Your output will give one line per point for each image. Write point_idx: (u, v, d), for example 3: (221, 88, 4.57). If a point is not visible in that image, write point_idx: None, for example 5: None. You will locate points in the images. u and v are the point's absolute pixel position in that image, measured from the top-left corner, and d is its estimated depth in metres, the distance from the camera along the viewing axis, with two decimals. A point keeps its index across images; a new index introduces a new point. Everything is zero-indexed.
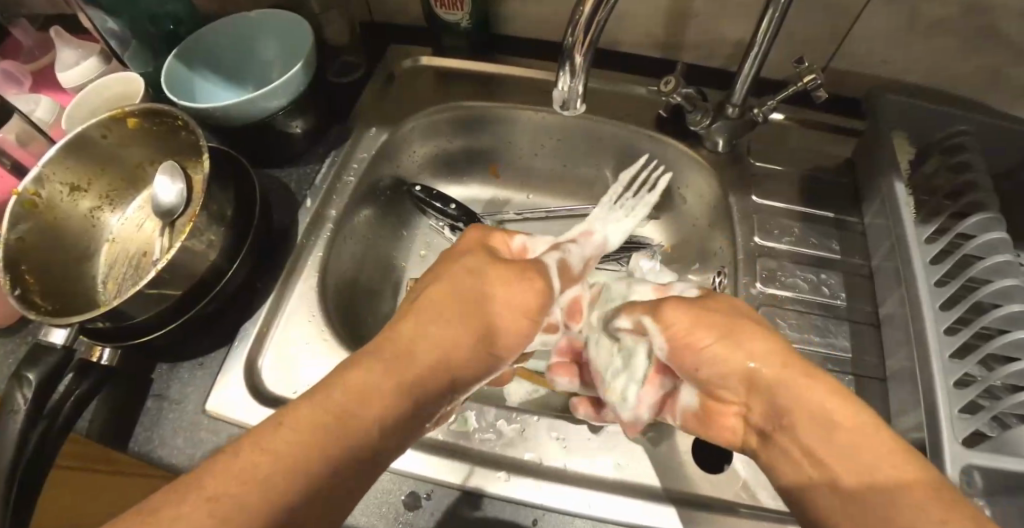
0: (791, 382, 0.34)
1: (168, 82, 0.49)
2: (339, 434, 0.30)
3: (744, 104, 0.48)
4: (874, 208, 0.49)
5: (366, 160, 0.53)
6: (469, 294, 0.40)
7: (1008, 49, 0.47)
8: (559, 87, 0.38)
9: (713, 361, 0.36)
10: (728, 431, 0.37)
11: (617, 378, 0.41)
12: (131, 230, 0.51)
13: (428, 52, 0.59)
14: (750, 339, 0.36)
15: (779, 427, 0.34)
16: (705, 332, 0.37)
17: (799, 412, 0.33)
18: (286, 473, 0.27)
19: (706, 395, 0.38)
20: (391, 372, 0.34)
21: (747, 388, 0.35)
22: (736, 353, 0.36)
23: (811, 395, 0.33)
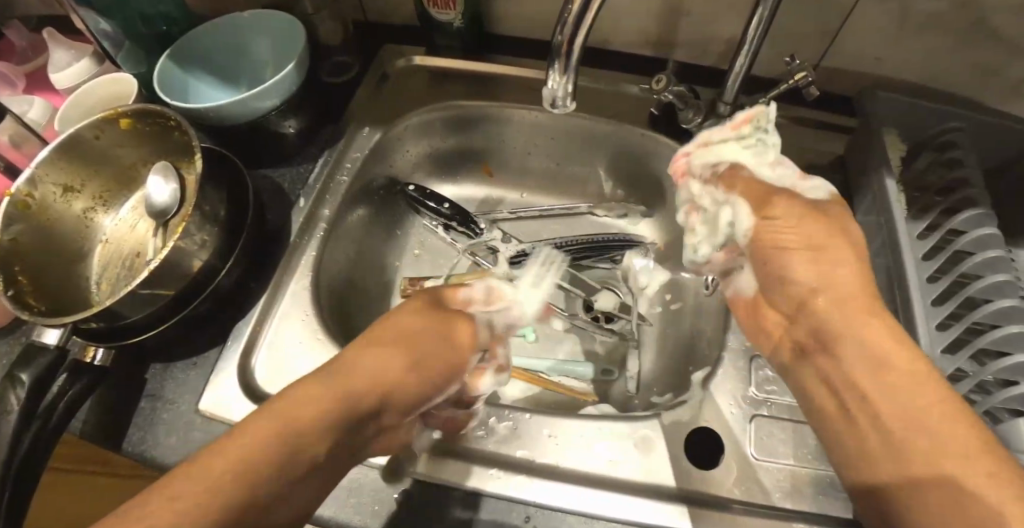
0: (861, 308, 0.37)
1: (160, 82, 0.49)
2: (279, 451, 0.31)
3: (736, 102, 0.48)
4: (865, 205, 0.49)
5: (359, 159, 0.53)
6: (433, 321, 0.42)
7: (998, 45, 0.47)
8: (550, 85, 0.38)
9: (806, 267, 0.40)
10: (767, 333, 0.42)
11: (696, 247, 0.46)
12: (125, 231, 0.51)
13: (422, 51, 0.58)
14: (843, 257, 0.39)
15: (822, 350, 0.39)
16: (797, 237, 0.40)
17: (859, 359, 0.36)
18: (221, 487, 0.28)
19: (768, 298, 0.42)
20: (341, 393, 0.35)
21: (802, 309, 0.40)
22: (823, 264, 0.39)
23: (868, 342, 0.36)
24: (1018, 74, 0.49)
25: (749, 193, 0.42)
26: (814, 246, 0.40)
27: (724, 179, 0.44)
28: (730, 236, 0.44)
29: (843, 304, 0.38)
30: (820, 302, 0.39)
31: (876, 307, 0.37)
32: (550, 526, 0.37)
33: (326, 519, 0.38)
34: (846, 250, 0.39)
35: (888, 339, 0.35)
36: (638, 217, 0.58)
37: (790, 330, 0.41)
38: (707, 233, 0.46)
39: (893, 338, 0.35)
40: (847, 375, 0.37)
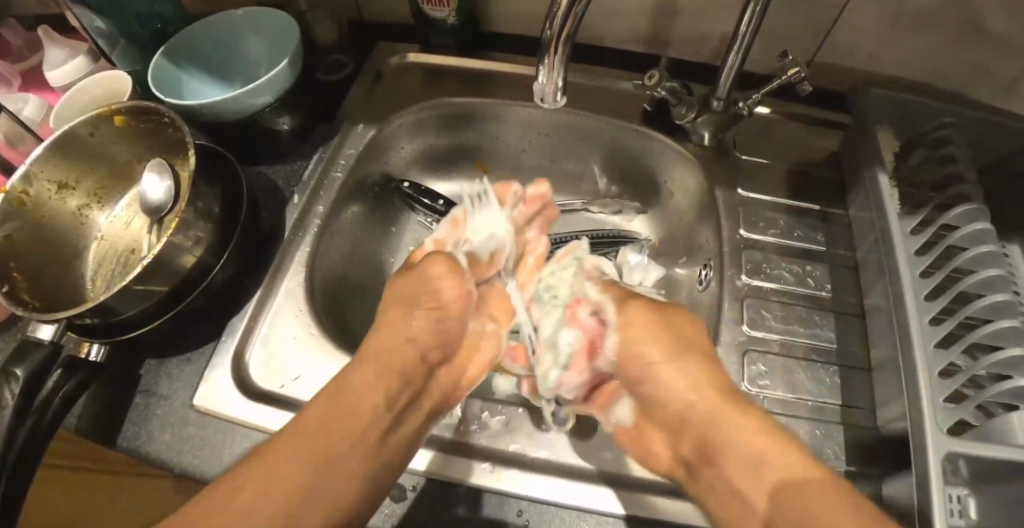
0: (715, 414, 0.39)
1: (155, 79, 0.49)
2: (337, 434, 0.37)
3: (729, 98, 0.48)
4: (858, 200, 0.49)
5: (353, 157, 0.53)
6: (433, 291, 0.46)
7: (990, 41, 0.47)
8: (540, 81, 0.38)
9: (658, 363, 0.42)
10: (656, 456, 0.41)
11: (547, 373, 0.44)
12: (120, 227, 0.51)
13: (416, 49, 0.59)
14: (688, 367, 0.41)
15: (707, 462, 0.39)
16: (653, 350, 0.42)
17: (736, 456, 0.37)
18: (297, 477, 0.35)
19: (654, 419, 0.43)
20: (382, 368, 0.41)
21: (682, 419, 0.41)
22: (670, 376, 0.42)
23: (745, 435, 0.37)
24: (1012, 70, 0.49)
25: (617, 295, 0.46)
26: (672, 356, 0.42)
27: (587, 327, 0.46)
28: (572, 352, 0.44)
29: (710, 411, 0.39)
30: (685, 401, 0.41)
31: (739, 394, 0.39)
32: (541, 521, 0.37)
33: None
34: (671, 350, 0.42)
35: (757, 433, 0.37)
36: (632, 213, 0.58)
37: (676, 450, 0.41)
38: (554, 352, 0.45)
39: (755, 431, 0.37)
40: (735, 487, 0.37)
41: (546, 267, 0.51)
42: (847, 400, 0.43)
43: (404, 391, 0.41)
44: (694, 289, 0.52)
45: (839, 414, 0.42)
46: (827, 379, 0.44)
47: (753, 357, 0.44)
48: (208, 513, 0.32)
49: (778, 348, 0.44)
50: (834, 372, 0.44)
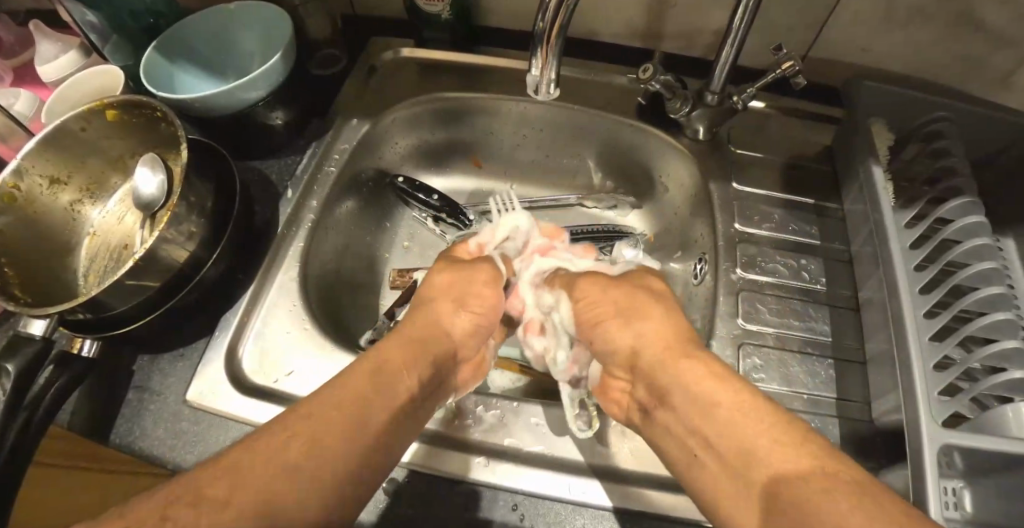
0: (675, 365, 0.37)
1: (147, 74, 0.49)
2: (380, 397, 0.36)
3: (724, 92, 0.48)
4: (852, 194, 0.49)
5: (347, 151, 0.52)
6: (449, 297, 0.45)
7: (985, 36, 0.47)
8: (533, 74, 0.38)
9: (608, 314, 0.42)
10: (615, 403, 0.41)
11: (555, 357, 0.46)
12: (112, 223, 0.51)
13: (410, 43, 0.58)
14: (642, 325, 0.41)
15: (656, 405, 0.37)
16: (605, 308, 0.42)
17: (689, 403, 0.35)
18: (342, 429, 0.34)
19: (609, 370, 0.42)
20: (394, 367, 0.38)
21: (634, 370, 0.40)
22: (626, 331, 0.41)
23: (706, 392, 0.35)
24: (1005, 65, 0.49)
25: (561, 282, 0.47)
26: (622, 309, 0.42)
27: (539, 296, 0.48)
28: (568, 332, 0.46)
29: (660, 354, 0.38)
30: (631, 346, 0.40)
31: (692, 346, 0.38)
32: (536, 515, 0.37)
33: None
34: (622, 299, 0.42)
35: (718, 386, 0.35)
36: (628, 208, 0.58)
37: (632, 393, 0.40)
38: (555, 337, 0.46)
39: (714, 382, 0.35)
40: (698, 431, 0.34)
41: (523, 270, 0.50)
42: (842, 393, 0.43)
43: (435, 371, 0.40)
44: (688, 283, 0.52)
45: (834, 407, 0.42)
46: (822, 372, 0.44)
47: (749, 350, 0.44)
48: (220, 483, 0.30)
49: (773, 341, 0.44)
50: (829, 365, 0.44)
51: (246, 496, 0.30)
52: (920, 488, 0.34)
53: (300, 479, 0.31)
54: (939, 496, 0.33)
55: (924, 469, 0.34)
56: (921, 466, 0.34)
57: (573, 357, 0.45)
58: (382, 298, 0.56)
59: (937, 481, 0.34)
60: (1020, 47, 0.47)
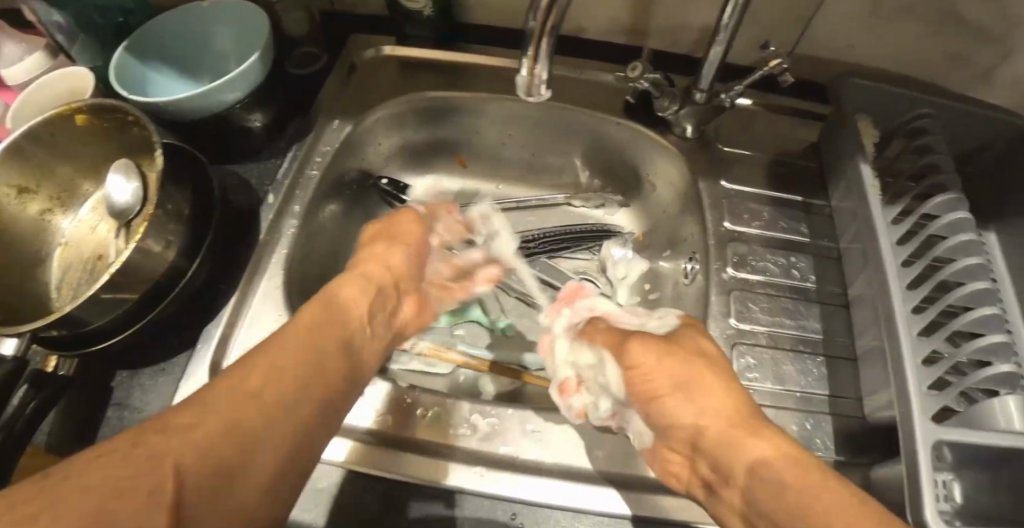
0: (733, 438, 0.35)
1: (118, 75, 0.47)
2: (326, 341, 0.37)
3: (712, 90, 0.48)
4: (840, 191, 0.49)
5: (329, 154, 0.51)
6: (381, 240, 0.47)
7: (968, 34, 0.48)
8: (524, 73, 0.37)
9: (672, 383, 0.40)
10: (677, 478, 0.38)
11: (597, 403, 0.41)
12: (85, 232, 0.49)
13: (391, 42, 0.57)
14: (705, 396, 0.38)
15: (721, 483, 0.35)
16: (662, 382, 0.40)
17: (737, 462, 0.34)
18: (302, 363, 0.35)
19: (665, 442, 0.39)
20: (335, 313, 0.39)
21: (694, 445, 0.37)
22: (686, 408, 0.38)
23: (750, 455, 0.34)
24: (986, 60, 0.50)
25: (610, 334, 0.44)
26: (680, 385, 0.39)
27: (579, 348, 0.45)
28: (608, 384, 0.42)
29: (733, 431, 0.36)
30: (693, 423, 0.38)
31: (764, 422, 0.36)
32: (536, 523, 0.36)
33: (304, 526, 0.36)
34: (688, 373, 0.39)
35: (769, 446, 0.33)
36: (615, 207, 0.58)
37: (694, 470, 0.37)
38: (600, 389, 0.42)
39: (773, 450, 0.33)
40: (761, 509, 0.32)
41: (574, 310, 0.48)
42: (834, 390, 0.43)
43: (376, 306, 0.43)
44: (679, 282, 0.51)
45: (827, 404, 0.43)
46: (814, 370, 0.44)
47: (742, 350, 0.44)
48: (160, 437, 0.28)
49: (766, 340, 0.44)
50: (821, 363, 0.44)
51: (199, 445, 0.28)
52: (915, 484, 0.34)
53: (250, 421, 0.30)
54: (932, 485, 0.34)
55: (919, 463, 0.34)
56: (916, 459, 0.35)
57: (616, 408, 0.42)
58: None
59: (931, 473, 0.34)
60: (1002, 42, 0.48)
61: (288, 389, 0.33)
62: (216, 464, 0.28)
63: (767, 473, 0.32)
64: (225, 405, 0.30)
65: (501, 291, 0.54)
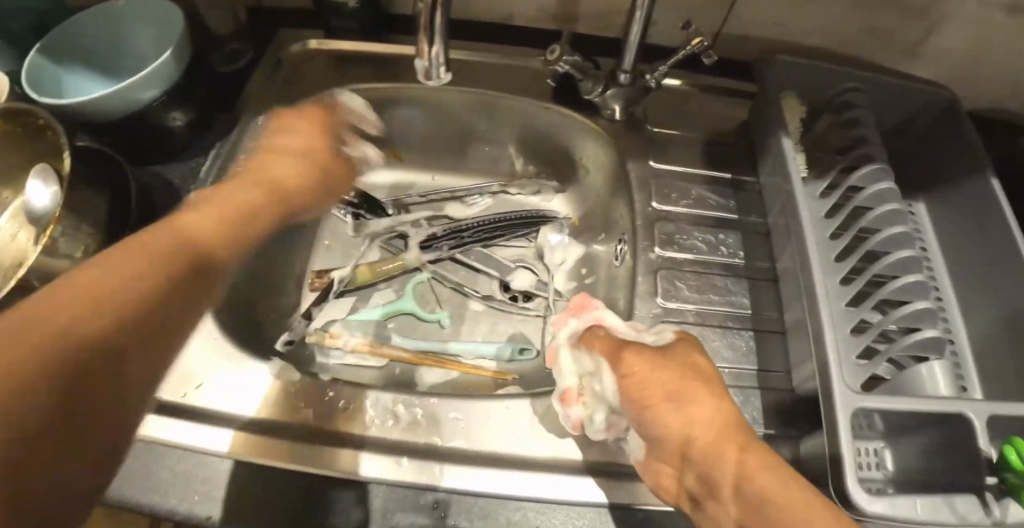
0: (722, 452, 0.33)
1: (30, 77, 0.46)
2: (240, 229, 0.36)
3: (636, 71, 0.48)
4: (767, 167, 0.49)
5: (254, 150, 0.50)
6: (291, 161, 0.44)
7: (888, 7, 0.49)
8: (420, 59, 0.36)
9: (664, 391, 0.35)
10: (666, 490, 0.35)
11: (592, 415, 0.38)
12: (5, 240, 0.47)
13: (319, 35, 0.56)
14: (693, 402, 0.35)
15: (708, 494, 0.33)
16: (656, 390, 0.35)
17: (729, 483, 0.32)
18: (216, 229, 0.34)
19: (655, 455, 0.35)
20: (237, 208, 0.37)
21: (683, 455, 0.34)
22: (677, 418, 0.34)
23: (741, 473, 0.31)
24: (911, 33, 0.51)
25: (609, 346, 0.39)
26: (671, 394, 0.35)
27: (584, 359, 0.40)
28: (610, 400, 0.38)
29: (731, 447, 0.33)
30: (678, 439, 0.34)
31: (749, 436, 0.33)
32: (460, 509, 0.37)
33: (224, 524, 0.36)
34: (677, 380, 0.36)
35: (749, 461, 0.32)
36: (552, 193, 0.58)
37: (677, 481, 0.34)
38: (598, 401, 0.38)
39: (766, 470, 0.31)
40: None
41: (573, 324, 0.43)
42: (761, 364, 0.43)
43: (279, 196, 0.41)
44: (612, 265, 0.51)
45: (756, 379, 0.43)
46: (742, 344, 0.44)
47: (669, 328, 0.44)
48: None
49: (693, 318, 0.44)
50: (749, 337, 0.44)
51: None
52: (837, 453, 0.35)
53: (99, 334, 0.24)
54: (852, 453, 0.34)
55: (839, 433, 0.35)
56: (836, 429, 0.35)
57: (612, 419, 0.38)
58: (302, 298, 0.53)
59: (851, 443, 0.35)
60: (922, 15, 0.48)
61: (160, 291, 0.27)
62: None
63: (754, 497, 0.31)
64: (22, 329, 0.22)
65: (435, 281, 0.54)
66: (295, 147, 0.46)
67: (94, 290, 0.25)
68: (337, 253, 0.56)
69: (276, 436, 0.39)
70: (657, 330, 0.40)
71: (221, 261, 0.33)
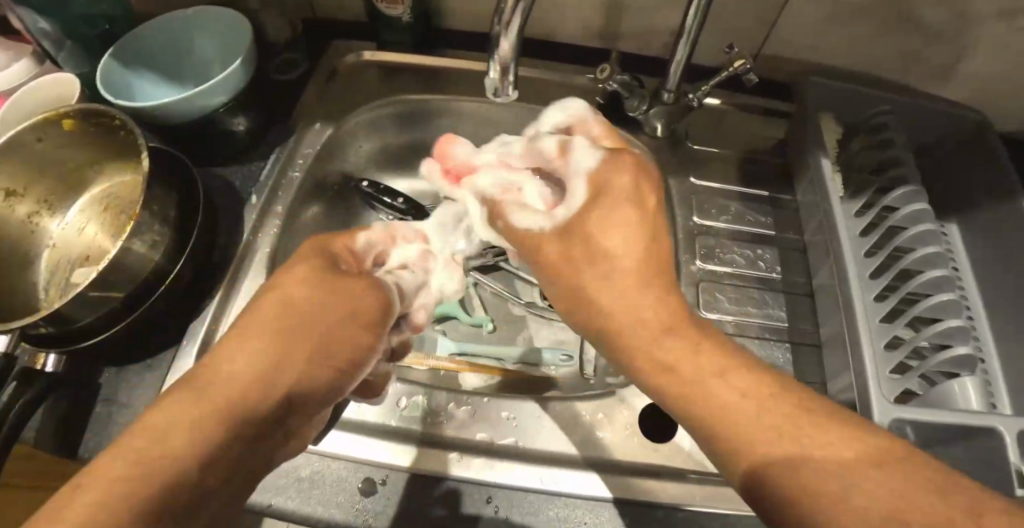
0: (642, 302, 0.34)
1: (103, 81, 0.48)
2: (279, 343, 0.33)
3: (680, 90, 0.50)
4: (804, 186, 0.51)
5: (311, 156, 0.53)
6: (256, 383, 0.31)
7: (924, 33, 0.50)
8: (490, 77, 0.39)
9: (612, 288, 0.35)
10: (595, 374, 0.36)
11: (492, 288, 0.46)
12: (73, 235, 0.50)
13: (371, 47, 0.59)
14: (652, 285, 0.34)
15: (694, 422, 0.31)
16: (607, 283, 0.35)
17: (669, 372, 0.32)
18: (282, 320, 0.34)
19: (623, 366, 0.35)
20: (276, 330, 0.33)
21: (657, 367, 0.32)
22: (614, 300, 0.35)
23: (712, 396, 0.30)
24: (943, 58, 0.52)
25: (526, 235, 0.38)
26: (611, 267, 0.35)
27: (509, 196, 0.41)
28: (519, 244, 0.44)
29: (700, 349, 0.32)
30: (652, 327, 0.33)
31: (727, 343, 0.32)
32: (513, 506, 0.38)
33: (288, 512, 0.38)
34: (634, 243, 0.34)
35: (732, 391, 0.29)
36: None
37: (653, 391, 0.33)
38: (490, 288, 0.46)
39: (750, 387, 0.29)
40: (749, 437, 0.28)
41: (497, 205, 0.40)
42: (799, 375, 0.45)
43: (254, 428, 0.31)
44: None
45: None
46: (779, 355, 0.46)
47: None
48: (277, 319, 0.34)
49: (733, 328, 0.46)
50: (786, 349, 0.46)
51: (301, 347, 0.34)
52: None
53: (299, 290, 0.35)
54: None
55: None
56: None
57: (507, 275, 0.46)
58: None
59: None
60: (955, 40, 0.50)
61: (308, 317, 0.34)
62: (287, 347, 0.33)
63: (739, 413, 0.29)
64: (285, 300, 0.34)
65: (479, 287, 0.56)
66: (281, 385, 0.32)
67: (283, 341, 0.33)
68: None
69: (336, 428, 0.41)
70: (571, 186, 0.36)
71: (274, 385, 0.32)
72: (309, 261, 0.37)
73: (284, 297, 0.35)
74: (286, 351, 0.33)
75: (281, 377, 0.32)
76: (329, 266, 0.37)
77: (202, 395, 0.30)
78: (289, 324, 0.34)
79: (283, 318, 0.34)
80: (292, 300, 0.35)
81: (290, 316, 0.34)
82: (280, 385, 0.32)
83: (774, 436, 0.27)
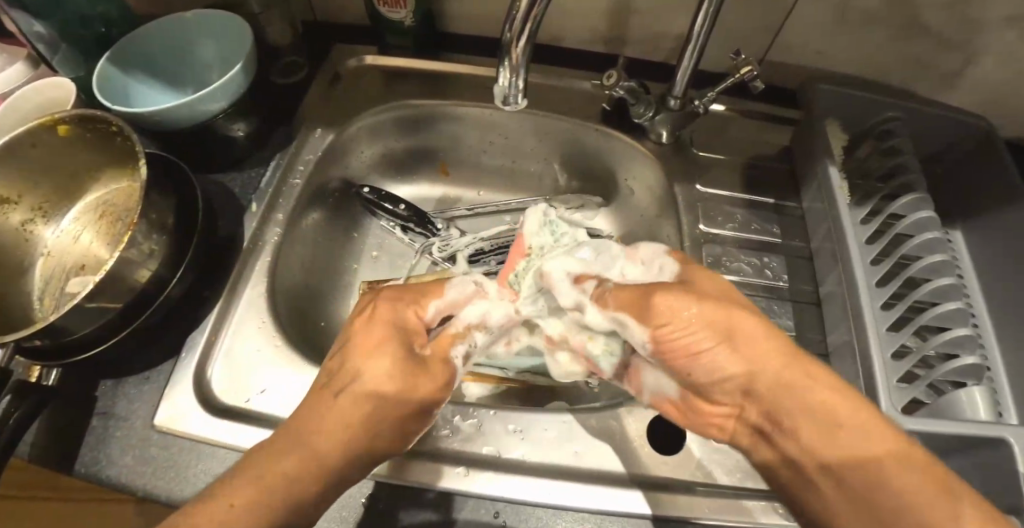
0: (786, 380, 0.35)
1: (100, 86, 0.47)
2: (365, 414, 0.35)
3: (686, 96, 0.49)
4: (810, 193, 0.51)
5: (312, 163, 0.52)
6: (343, 449, 0.34)
7: (932, 38, 0.50)
8: (501, 83, 0.38)
9: (720, 347, 0.36)
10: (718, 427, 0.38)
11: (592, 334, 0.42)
12: (68, 243, 0.49)
13: (372, 50, 0.58)
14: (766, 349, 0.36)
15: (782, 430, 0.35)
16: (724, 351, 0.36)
17: (800, 412, 0.34)
18: (367, 392, 0.35)
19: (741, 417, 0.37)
20: (361, 399, 0.35)
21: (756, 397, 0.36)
22: (729, 367, 0.36)
23: (847, 443, 0.32)
24: (950, 64, 0.52)
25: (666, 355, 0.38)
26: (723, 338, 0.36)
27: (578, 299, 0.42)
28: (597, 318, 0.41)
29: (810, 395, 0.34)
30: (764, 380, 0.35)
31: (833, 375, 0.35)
32: (520, 520, 0.38)
33: None
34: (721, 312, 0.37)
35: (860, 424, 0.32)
36: (595, 208, 0.59)
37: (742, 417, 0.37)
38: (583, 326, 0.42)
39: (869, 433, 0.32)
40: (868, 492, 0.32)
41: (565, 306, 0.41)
42: None
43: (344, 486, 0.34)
44: None
45: None
46: None
47: None
48: (358, 389, 0.35)
49: None
50: None
51: (383, 415, 0.35)
52: None
53: (379, 362, 0.36)
54: None
55: None
56: None
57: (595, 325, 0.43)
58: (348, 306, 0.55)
59: None
60: (963, 47, 0.50)
61: (390, 390, 0.36)
62: (372, 415, 0.35)
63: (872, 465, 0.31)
64: (367, 372, 0.36)
65: None
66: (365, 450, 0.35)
67: (366, 411, 0.35)
68: (386, 259, 0.57)
69: None
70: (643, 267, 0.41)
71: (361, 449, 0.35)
72: (388, 337, 0.37)
73: (368, 369, 0.36)
74: (369, 421, 0.35)
75: (367, 444, 0.35)
76: (407, 341, 0.37)
77: (298, 457, 0.33)
78: (371, 399, 0.35)
79: (365, 390, 0.35)
80: (375, 372, 0.36)
81: (373, 387, 0.36)
82: (361, 453, 0.35)
83: (880, 451, 0.31)
